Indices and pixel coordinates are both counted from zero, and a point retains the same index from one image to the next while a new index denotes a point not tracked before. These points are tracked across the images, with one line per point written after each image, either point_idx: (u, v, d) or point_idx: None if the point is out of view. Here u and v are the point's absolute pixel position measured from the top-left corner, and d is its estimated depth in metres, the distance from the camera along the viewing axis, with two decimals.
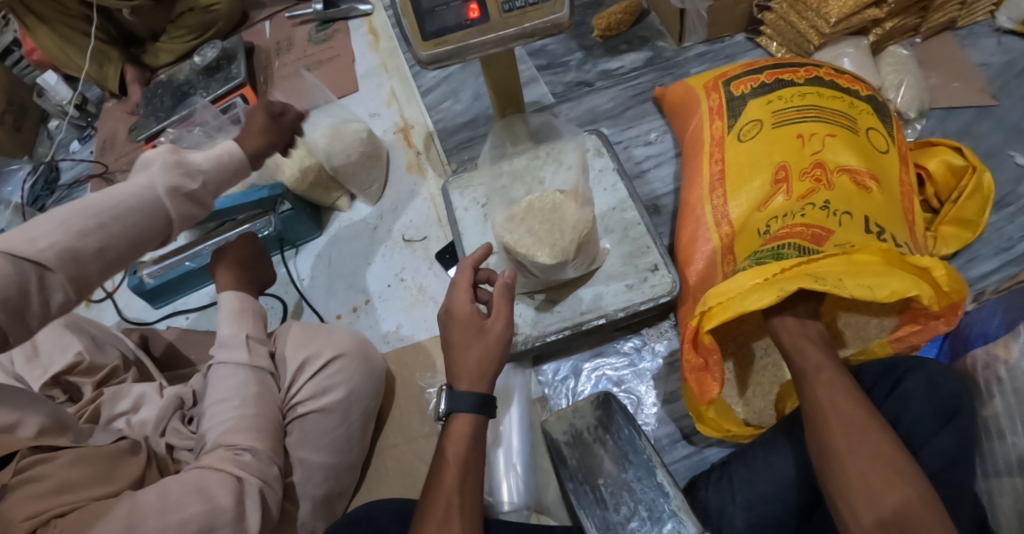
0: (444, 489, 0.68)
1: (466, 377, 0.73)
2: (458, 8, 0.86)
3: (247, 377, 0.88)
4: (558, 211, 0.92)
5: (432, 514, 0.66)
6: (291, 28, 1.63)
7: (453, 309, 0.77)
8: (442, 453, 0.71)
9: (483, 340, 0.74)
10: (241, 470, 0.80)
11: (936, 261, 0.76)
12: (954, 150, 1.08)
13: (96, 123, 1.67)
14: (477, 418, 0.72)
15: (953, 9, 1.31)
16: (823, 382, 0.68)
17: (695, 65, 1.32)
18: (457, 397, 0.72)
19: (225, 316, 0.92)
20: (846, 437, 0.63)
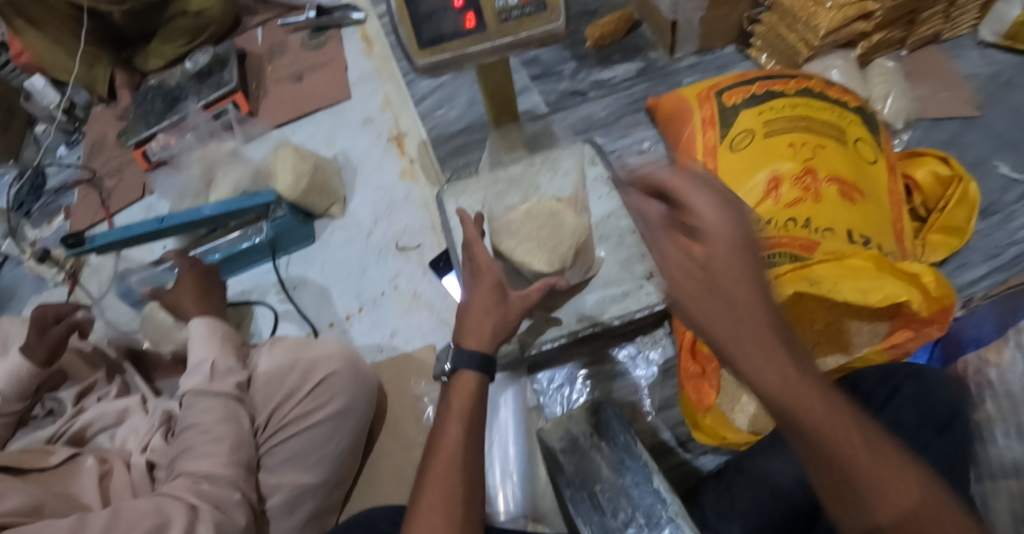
0: (448, 444, 0.67)
1: (475, 336, 0.74)
2: (455, 16, 0.87)
3: (217, 405, 0.87)
4: (557, 219, 0.92)
5: (433, 469, 0.65)
6: (284, 34, 1.63)
7: (481, 272, 0.79)
8: (447, 404, 0.70)
9: (504, 307, 0.76)
10: (197, 498, 0.79)
11: (926, 268, 0.79)
12: (941, 160, 1.10)
13: (84, 128, 1.66)
14: (482, 377, 0.72)
15: (939, 22, 1.34)
16: (785, 369, 0.56)
17: (688, 76, 1.33)
18: (462, 353, 0.72)
19: (198, 344, 0.94)
20: (840, 437, 0.53)
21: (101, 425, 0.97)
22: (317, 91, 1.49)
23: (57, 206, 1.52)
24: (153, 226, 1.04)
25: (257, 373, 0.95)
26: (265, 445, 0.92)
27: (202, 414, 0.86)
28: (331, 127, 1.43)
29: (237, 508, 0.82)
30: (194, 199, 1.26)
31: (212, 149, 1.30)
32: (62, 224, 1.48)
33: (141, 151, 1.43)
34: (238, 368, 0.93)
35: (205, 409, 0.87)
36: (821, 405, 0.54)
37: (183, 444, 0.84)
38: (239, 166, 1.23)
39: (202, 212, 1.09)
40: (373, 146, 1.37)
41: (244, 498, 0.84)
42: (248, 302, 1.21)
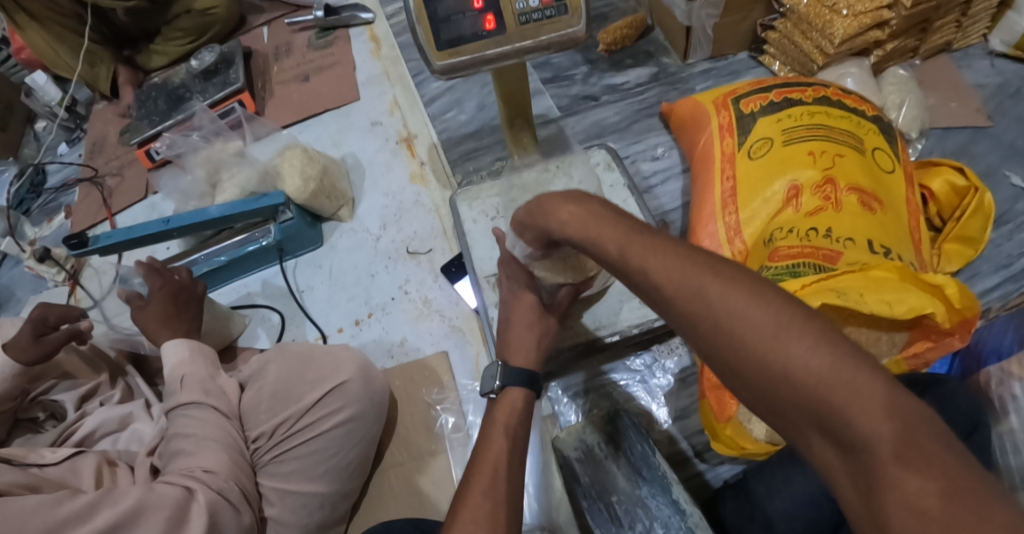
0: (490, 457, 0.68)
1: (521, 354, 0.81)
2: (475, 17, 0.86)
3: (214, 418, 0.86)
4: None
5: (476, 482, 0.65)
6: (290, 33, 1.61)
7: (521, 291, 0.86)
8: (492, 417, 0.75)
9: (546, 322, 0.84)
10: (192, 483, 0.78)
11: (948, 279, 0.78)
12: (957, 170, 1.09)
13: (86, 126, 1.63)
14: (529, 394, 0.78)
15: (950, 31, 1.34)
16: (682, 304, 0.53)
17: (700, 82, 1.32)
18: (510, 372, 0.78)
19: (173, 363, 0.92)
20: (781, 380, 0.48)
21: (105, 430, 0.96)
22: (324, 91, 1.48)
23: (57, 205, 1.50)
24: (159, 227, 1.02)
25: (262, 381, 0.94)
26: (271, 452, 0.90)
27: (192, 423, 0.85)
28: (338, 128, 1.41)
29: (235, 498, 0.81)
30: (198, 201, 1.25)
31: (218, 150, 1.26)
32: (63, 222, 1.46)
33: (146, 149, 1.40)
34: (210, 382, 0.91)
35: (195, 417, 0.86)
36: (731, 331, 0.51)
37: (175, 448, 0.83)
38: (246, 167, 1.20)
39: (209, 213, 1.08)
40: (382, 148, 1.36)
41: (244, 494, 0.84)
42: (254, 306, 1.19)
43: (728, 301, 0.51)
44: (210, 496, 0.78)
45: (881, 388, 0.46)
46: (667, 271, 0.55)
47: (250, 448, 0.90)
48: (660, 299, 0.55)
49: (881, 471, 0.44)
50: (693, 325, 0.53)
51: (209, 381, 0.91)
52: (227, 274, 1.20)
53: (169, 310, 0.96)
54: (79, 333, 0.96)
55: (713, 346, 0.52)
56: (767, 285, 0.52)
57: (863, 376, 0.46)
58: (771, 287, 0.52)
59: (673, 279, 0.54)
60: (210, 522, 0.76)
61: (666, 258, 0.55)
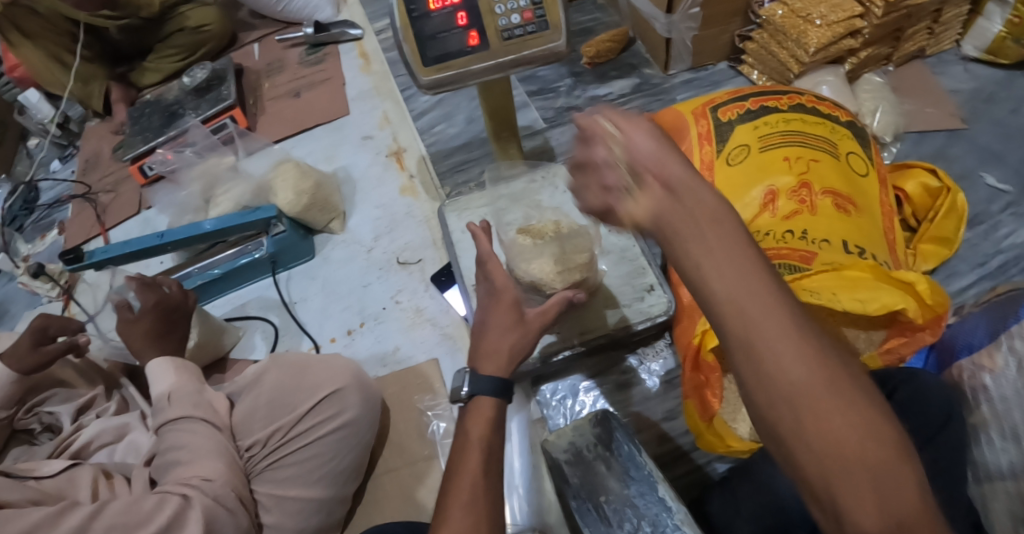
0: (468, 472, 0.65)
1: (494, 361, 0.73)
2: (460, 35, 0.89)
3: (205, 429, 0.88)
4: (569, 244, 0.91)
5: (456, 494, 0.64)
6: (282, 50, 1.65)
7: (499, 290, 0.79)
8: (465, 432, 0.69)
9: (525, 325, 0.77)
10: (189, 490, 0.80)
11: (920, 276, 0.81)
12: (930, 172, 1.13)
13: (78, 142, 1.65)
14: (499, 402, 0.71)
15: (922, 38, 1.38)
16: (718, 272, 0.48)
17: (682, 92, 1.36)
18: (479, 379, 0.72)
19: (159, 382, 0.93)
20: (805, 368, 0.45)
21: (102, 441, 0.98)
22: (314, 107, 1.50)
23: (50, 221, 1.51)
24: (153, 240, 1.05)
25: (257, 391, 0.96)
26: (268, 458, 0.91)
27: (184, 436, 0.87)
28: (331, 143, 1.44)
29: (232, 504, 0.83)
30: (193, 215, 1.27)
31: (212, 164, 1.29)
32: (56, 239, 1.47)
33: (139, 165, 1.41)
34: (198, 395, 0.92)
35: (187, 430, 0.87)
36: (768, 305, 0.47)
37: (170, 460, 0.84)
38: (240, 183, 1.24)
39: (203, 227, 1.10)
40: (373, 161, 1.39)
41: (240, 498, 0.85)
42: (247, 318, 1.21)
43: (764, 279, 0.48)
44: (206, 502, 0.80)
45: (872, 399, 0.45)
46: (744, 270, 0.48)
47: (244, 455, 0.91)
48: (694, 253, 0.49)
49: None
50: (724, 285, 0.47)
51: (199, 395, 0.93)
52: (222, 287, 1.22)
53: (158, 329, 0.98)
54: (77, 346, 0.99)
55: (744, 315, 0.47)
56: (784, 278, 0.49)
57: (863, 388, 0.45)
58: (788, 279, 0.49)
59: (707, 239, 0.48)
60: (206, 527, 0.78)
61: (698, 218, 0.49)
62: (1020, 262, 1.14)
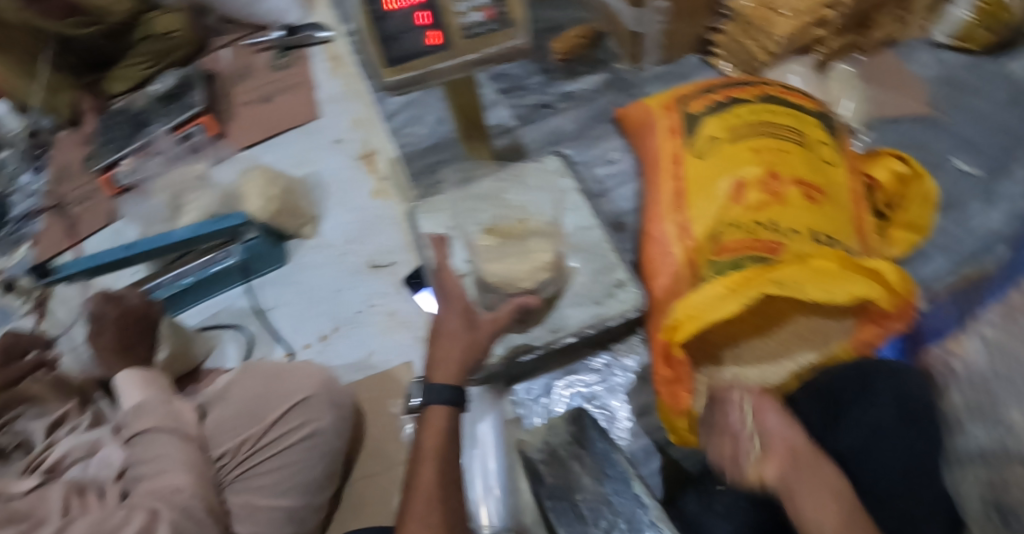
0: (424, 485, 0.66)
1: (444, 368, 0.72)
2: (421, 34, 0.88)
3: (172, 440, 0.86)
4: (533, 246, 0.90)
5: (414, 510, 0.64)
6: (251, 54, 1.63)
7: (451, 295, 0.77)
8: (420, 445, 0.69)
9: (471, 334, 0.74)
10: (158, 503, 0.78)
11: (887, 264, 0.82)
12: (897, 157, 1.12)
13: (47, 154, 1.60)
14: (452, 412, 0.71)
15: (891, 26, 1.39)
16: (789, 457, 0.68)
17: (653, 86, 1.35)
18: (432, 389, 0.71)
19: (127, 394, 0.91)
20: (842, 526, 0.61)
21: (74, 457, 0.96)
22: (284, 111, 1.49)
23: (20, 234, 1.49)
24: (120, 252, 1.03)
25: (226, 402, 0.94)
26: (238, 469, 0.90)
27: (152, 447, 0.85)
28: (301, 147, 1.42)
29: (202, 516, 0.81)
30: (162, 225, 1.24)
31: (181, 174, 1.28)
32: (27, 252, 1.45)
33: (108, 175, 1.40)
34: (166, 405, 0.90)
35: (154, 442, 0.85)
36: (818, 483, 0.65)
37: (137, 474, 0.83)
38: (208, 192, 1.23)
39: (172, 236, 1.08)
40: (344, 165, 1.37)
41: (209, 510, 0.82)
42: (220, 326, 1.20)
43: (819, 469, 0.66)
44: (174, 515, 0.78)
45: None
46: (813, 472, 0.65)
47: (214, 466, 0.90)
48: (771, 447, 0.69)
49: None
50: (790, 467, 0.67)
51: (167, 406, 0.91)
52: (193, 297, 1.21)
53: (123, 341, 0.97)
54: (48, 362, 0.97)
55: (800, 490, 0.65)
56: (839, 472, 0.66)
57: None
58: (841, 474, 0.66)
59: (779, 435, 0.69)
60: None
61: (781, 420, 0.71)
62: (992, 247, 1.14)
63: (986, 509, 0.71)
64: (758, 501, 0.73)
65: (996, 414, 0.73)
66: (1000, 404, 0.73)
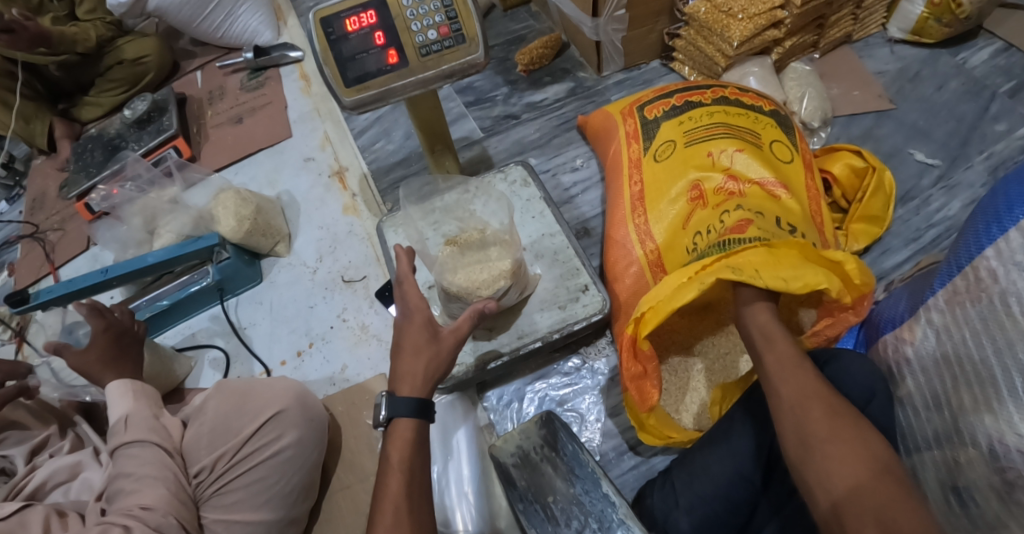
0: (390, 495, 0.68)
1: (409, 382, 0.74)
2: (378, 54, 0.91)
3: (153, 455, 0.89)
4: (489, 254, 0.94)
5: (380, 522, 0.66)
6: (223, 76, 1.65)
7: (412, 312, 0.78)
8: (387, 460, 0.71)
9: (435, 346, 0.76)
10: (132, 522, 0.81)
11: (849, 256, 0.84)
12: (854, 153, 1.16)
13: (25, 182, 1.63)
14: (419, 423, 0.72)
15: (846, 24, 1.42)
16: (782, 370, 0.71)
17: (616, 92, 1.38)
18: (397, 402, 0.72)
19: (115, 407, 0.94)
20: (825, 428, 0.65)
21: (56, 481, 0.97)
22: (256, 132, 1.51)
23: None
24: (96, 277, 1.04)
25: (204, 416, 0.96)
26: (216, 484, 0.91)
27: (131, 461, 0.88)
28: (272, 166, 1.44)
29: (175, 533, 0.83)
30: (137, 249, 1.27)
31: (153, 198, 1.29)
32: (6, 281, 1.46)
33: (84, 203, 1.41)
34: (153, 420, 0.93)
35: (136, 456, 0.88)
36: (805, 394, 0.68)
37: (116, 488, 0.85)
38: (180, 213, 1.23)
39: (147, 260, 1.10)
40: (316, 182, 1.39)
41: (183, 525, 0.85)
42: (198, 346, 1.21)
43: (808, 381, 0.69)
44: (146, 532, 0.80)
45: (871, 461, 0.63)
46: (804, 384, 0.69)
47: (193, 482, 0.91)
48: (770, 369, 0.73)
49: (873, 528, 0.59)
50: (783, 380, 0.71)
51: (154, 418, 0.94)
52: (171, 318, 1.22)
53: (111, 352, 0.98)
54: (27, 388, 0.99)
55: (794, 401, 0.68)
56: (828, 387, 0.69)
57: (866, 452, 0.63)
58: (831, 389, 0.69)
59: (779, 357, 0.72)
60: None
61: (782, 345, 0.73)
62: (951, 235, 1.18)
63: (943, 491, 0.74)
64: (733, 495, 0.76)
65: (948, 399, 0.75)
66: (951, 389, 0.75)
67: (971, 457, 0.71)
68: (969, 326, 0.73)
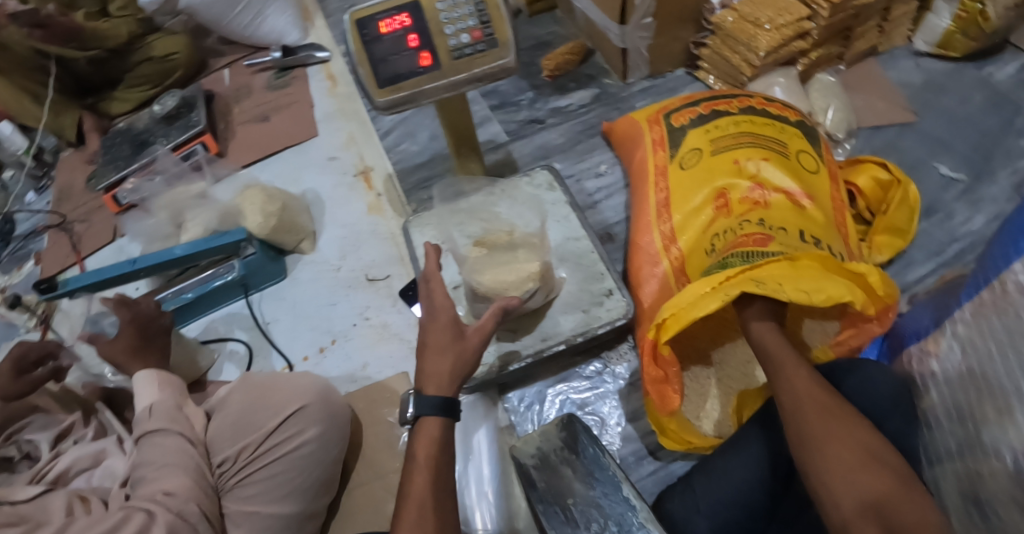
0: (415, 493, 0.68)
1: (435, 381, 0.74)
2: (411, 56, 0.92)
3: (176, 443, 0.90)
4: (516, 256, 0.94)
5: (405, 520, 0.66)
6: (250, 75, 1.67)
7: (437, 311, 0.79)
8: (413, 457, 0.71)
9: (460, 345, 0.76)
10: (155, 506, 0.81)
11: (871, 268, 0.84)
12: (879, 165, 1.15)
13: (53, 174, 1.66)
14: (445, 422, 0.73)
15: (873, 36, 1.42)
16: (786, 378, 0.74)
17: (640, 100, 1.39)
18: (424, 400, 0.73)
19: (141, 396, 0.95)
20: (820, 428, 0.67)
21: (79, 468, 0.98)
22: (283, 130, 1.53)
23: (26, 252, 1.52)
24: (125, 268, 1.06)
25: (229, 409, 0.97)
26: (238, 475, 0.93)
27: (156, 450, 0.89)
28: (297, 165, 1.46)
29: (195, 520, 0.84)
30: (162, 242, 1.28)
31: (180, 193, 1.31)
32: (33, 270, 1.48)
33: (112, 194, 1.43)
34: (176, 410, 0.94)
35: (160, 444, 0.89)
36: (804, 396, 0.71)
37: (138, 475, 0.86)
38: (207, 209, 1.25)
39: (174, 252, 1.12)
40: (340, 181, 1.41)
41: (204, 513, 0.86)
42: (220, 339, 1.23)
43: (808, 386, 0.72)
44: (168, 518, 0.80)
45: (864, 457, 0.64)
46: (804, 388, 0.72)
47: (216, 472, 0.93)
48: (777, 376, 0.75)
49: (868, 518, 0.60)
50: (786, 386, 0.73)
51: (178, 409, 0.95)
52: (195, 312, 1.23)
53: (138, 342, 1.00)
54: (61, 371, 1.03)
55: (794, 403, 0.71)
56: (830, 391, 0.71)
57: (859, 448, 0.65)
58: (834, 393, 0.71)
59: (787, 366, 0.75)
60: None
61: (790, 353, 0.77)
62: (975, 250, 1.17)
63: (965, 503, 0.74)
64: (752, 499, 0.76)
65: (971, 411, 0.75)
66: (974, 400, 0.74)
67: (995, 470, 0.70)
68: (995, 339, 0.73)
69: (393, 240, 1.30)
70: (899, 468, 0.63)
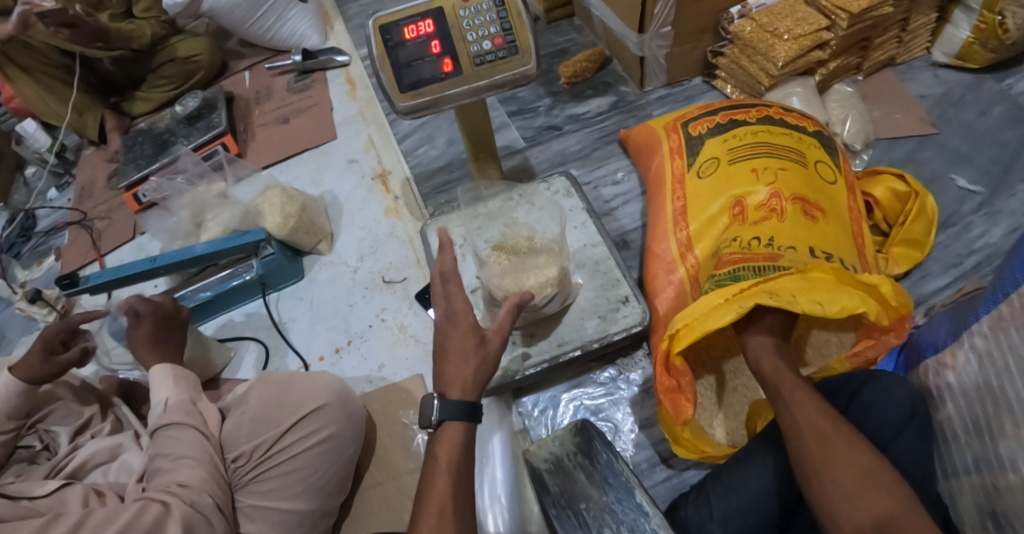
0: (436, 496, 0.69)
1: (458, 385, 0.75)
2: (433, 62, 0.93)
3: (191, 436, 0.91)
4: (533, 262, 0.95)
5: (425, 522, 0.67)
6: (270, 77, 1.69)
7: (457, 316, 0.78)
8: (435, 459, 0.73)
9: (484, 351, 0.77)
10: (171, 498, 0.83)
11: (883, 279, 0.84)
12: (897, 177, 1.16)
13: (75, 171, 1.68)
14: (468, 426, 0.74)
15: (891, 47, 1.42)
16: (784, 402, 0.73)
17: (657, 108, 1.40)
18: (448, 405, 0.73)
19: (157, 390, 0.96)
20: (818, 455, 0.67)
21: (97, 461, 0.99)
22: (302, 133, 1.54)
23: (47, 248, 1.54)
24: (145, 265, 1.07)
25: (244, 406, 0.98)
26: (252, 471, 0.94)
27: (170, 442, 0.90)
28: (316, 167, 1.47)
29: (209, 511, 0.85)
30: (184, 240, 1.30)
31: (202, 192, 1.33)
32: (53, 265, 1.50)
33: (133, 193, 1.44)
34: (191, 405, 0.96)
35: (175, 437, 0.91)
36: (801, 422, 0.70)
37: (155, 467, 0.88)
38: (228, 208, 1.27)
39: (194, 251, 1.13)
40: (358, 184, 1.42)
41: (218, 506, 0.87)
42: (238, 338, 1.24)
43: (805, 409, 0.71)
44: (183, 508, 0.82)
45: (864, 482, 0.64)
46: (801, 411, 0.71)
47: (229, 467, 0.94)
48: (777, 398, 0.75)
49: None
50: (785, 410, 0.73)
51: (192, 405, 0.96)
52: (213, 309, 1.25)
53: (156, 336, 1.01)
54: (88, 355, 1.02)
55: (793, 428, 0.71)
56: (829, 412, 0.70)
57: (858, 473, 0.64)
58: (831, 415, 0.70)
59: (785, 388, 0.74)
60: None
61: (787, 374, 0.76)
62: (992, 263, 1.16)
63: (981, 517, 0.74)
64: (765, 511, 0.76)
65: (988, 425, 0.74)
66: (991, 415, 0.74)
67: (1011, 483, 0.70)
68: (1014, 354, 0.73)
69: (409, 243, 1.31)
70: (899, 490, 0.63)
